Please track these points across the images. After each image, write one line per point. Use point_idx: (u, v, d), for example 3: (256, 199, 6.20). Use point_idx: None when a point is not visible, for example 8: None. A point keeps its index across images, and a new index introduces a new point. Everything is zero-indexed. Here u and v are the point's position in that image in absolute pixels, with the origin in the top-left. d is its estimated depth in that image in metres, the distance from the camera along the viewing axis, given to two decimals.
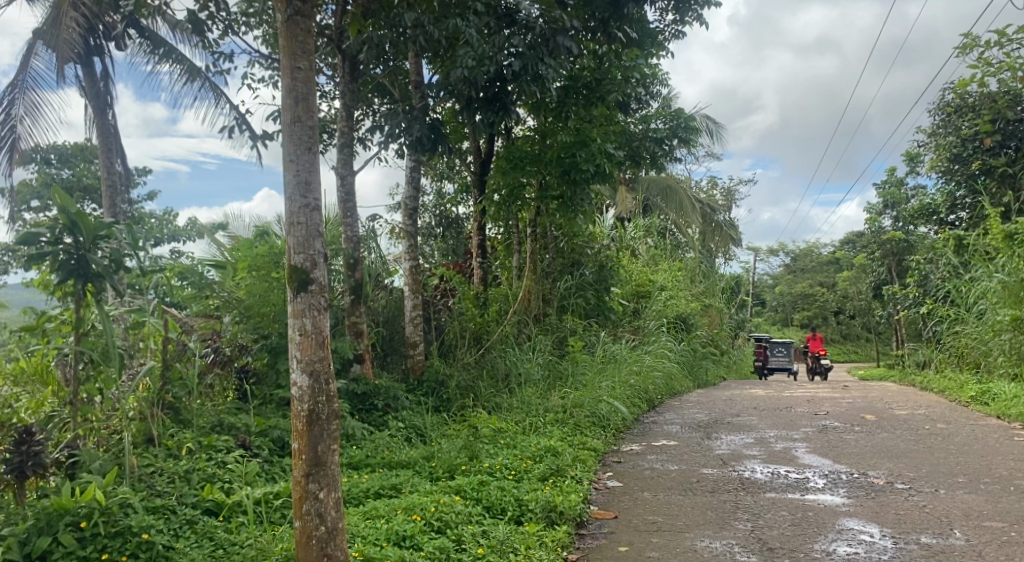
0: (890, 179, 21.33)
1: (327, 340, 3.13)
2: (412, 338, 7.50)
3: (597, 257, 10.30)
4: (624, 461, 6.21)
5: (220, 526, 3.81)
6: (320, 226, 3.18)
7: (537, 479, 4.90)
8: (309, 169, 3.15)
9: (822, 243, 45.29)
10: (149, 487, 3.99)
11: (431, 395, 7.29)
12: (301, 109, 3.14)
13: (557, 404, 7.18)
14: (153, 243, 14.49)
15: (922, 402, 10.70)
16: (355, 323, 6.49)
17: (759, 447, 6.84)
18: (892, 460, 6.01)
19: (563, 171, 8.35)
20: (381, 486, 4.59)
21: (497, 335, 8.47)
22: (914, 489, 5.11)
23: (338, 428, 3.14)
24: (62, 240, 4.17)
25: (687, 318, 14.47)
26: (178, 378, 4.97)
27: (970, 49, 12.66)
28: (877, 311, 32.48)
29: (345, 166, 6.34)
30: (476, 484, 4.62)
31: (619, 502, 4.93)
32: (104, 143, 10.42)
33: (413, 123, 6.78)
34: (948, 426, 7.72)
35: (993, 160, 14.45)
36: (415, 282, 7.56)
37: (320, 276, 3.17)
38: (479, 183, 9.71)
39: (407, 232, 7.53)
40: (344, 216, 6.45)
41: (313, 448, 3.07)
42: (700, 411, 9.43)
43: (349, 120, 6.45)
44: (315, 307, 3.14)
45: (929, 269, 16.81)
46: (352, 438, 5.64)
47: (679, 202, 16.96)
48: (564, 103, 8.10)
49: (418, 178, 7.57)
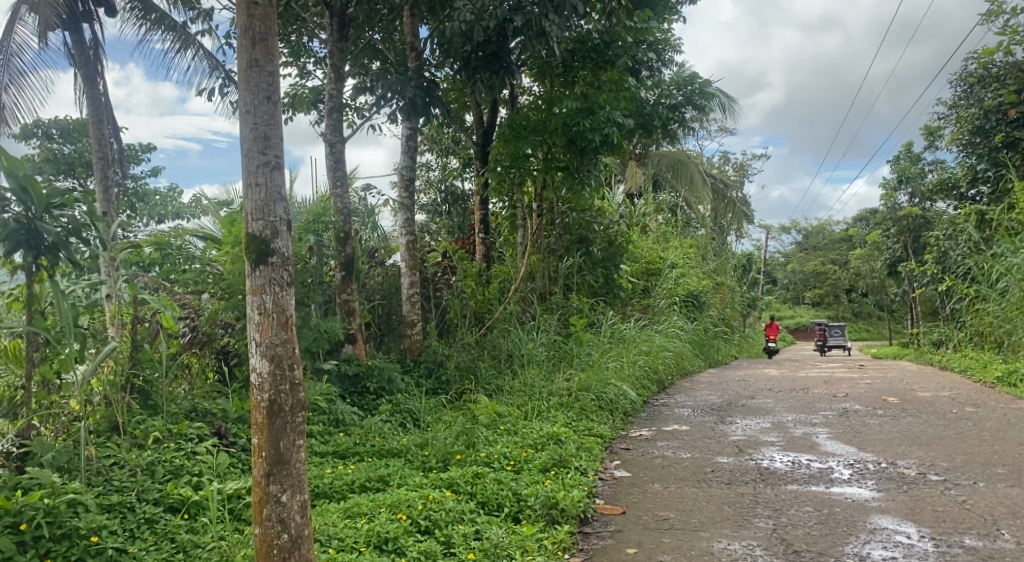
0: (906, 153, 20.71)
1: (291, 321, 2.72)
2: (409, 317, 7.11)
3: (605, 233, 9.86)
4: (633, 448, 5.80)
5: (183, 526, 3.43)
6: (283, 188, 2.76)
7: (538, 470, 4.50)
8: (268, 121, 2.74)
9: (834, 221, 44.68)
10: (106, 483, 3.63)
11: (429, 377, 6.89)
12: (258, 52, 2.71)
13: (561, 386, 6.77)
14: (156, 221, 14.09)
15: (943, 383, 10.26)
16: (347, 300, 6.09)
17: (778, 433, 6.42)
18: (922, 448, 5.58)
19: (569, 140, 7.88)
20: (367, 478, 4.21)
21: (500, 314, 8.05)
22: (951, 481, 4.68)
23: (304, 422, 2.75)
24: (9, 208, 3.76)
25: (699, 297, 14.03)
26: (148, 361, 4.60)
27: (997, 15, 12.05)
28: (892, 290, 31.89)
29: (334, 132, 5.97)
30: (471, 477, 4.23)
31: (628, 495, 4.54)
32: (94, 114, 9.87)
33: (404, 85, 6.33)
34: (977, 410, 7.27)
35: (1017, 132, 13.86)
36: (413, 258, 7.13)
37: (282, 247, 2.74)
38: (481, 153, 9.26)
39: (403, 204, 7.10)
40: (333, 184, 6.06)
41: (274, 445, 2.68)
42: (713, 394, 9.02)
43: (340, 80, 6.01)
44: (276, 283, 2.73)
45: (948, 245, 16.27)
46: (340, 423, 5.26)
47: (689, 176, 16.69)
48: (570, 67, 7.85)
49: (413, 147, 7.14)
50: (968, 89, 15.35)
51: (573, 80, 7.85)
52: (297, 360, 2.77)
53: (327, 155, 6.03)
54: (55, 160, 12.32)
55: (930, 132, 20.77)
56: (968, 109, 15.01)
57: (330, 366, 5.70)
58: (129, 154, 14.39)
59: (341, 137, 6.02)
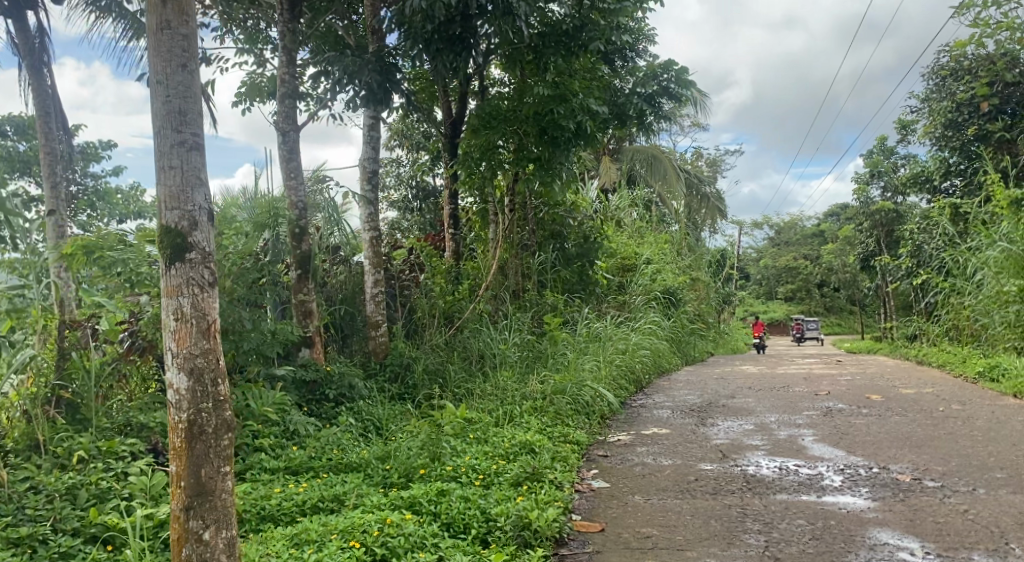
0: (879, 148, 20.64)
1: (211, 328, 2.55)
2: (374, 317, 6.70)
3: (580, 228, 9.53)
4: (611, 455, 5.45)
5: (104, 559, 3.01)
6: (199, 170, 2.61)
7: (509, 484, 4.15)
8: (190, 98, 2.63)
9: (805, 216, 44.99)
10: (16, 512, 3.20)
11: (394, 381, 6.49)
12: (171, 14, 2.60)
13: (535, 389, 6.42)
14: (117, 221, 13.56)
15: (923, 379, 10.05)
16: (303, 301, 5.66)
17: (761, 436, 6.11)
18: (914, 451, 5.30)
19: (540, 130, 7.58)
20: (320, 498, 3.82)
21: (471, 314, 7.67)
22: (949, 488, 4.40)
23: (228, 443, 2.58)
24: None
25: (676, 293, 13.77)
26: (77, 371, 4.17)
27: (969, 6, 11.91)
28: (864, 284, 31.97)
29: (286, 120, 5.58)
30: (436, 495, 3.85)
31: (608, 509, 4.20)
32: (41, 108, 9.30)
33: (362, 67, 5.94)
34: (964, 408, 7.03)
35: (989, 125, 13.75)
36: (376, 256, 6.73)
37: (201, 241, 2.61)
38: (450, 146, 8.87)
39: (366, 198, 6.70)
40: (286, 176, 5.63)
41: (194, 473, 2.53)
42: (692, 393, 8.71)
43: (292, 64, 5.61)
44: (194, 284, 2.57)
45: (922, 238, 16.17)
46: (295, 434, 4.82)
47: (664, 171, 16.28)
48: (541, 53, 7.35)
49: (376, 138, 6.75)
50: (940, 82, 15.26)
51: (545, 67, 7.42)
52: (221, 369, 2.61)
53: (280, 146, 5.62)
54: (9, 158, 11.80)
55: (903, 126, 20.73)
56: (940, 102, 14.92)
57: (284, 372, 5.26)
58: (88, 152, 13.81)
59: (294, 125, 5.61)
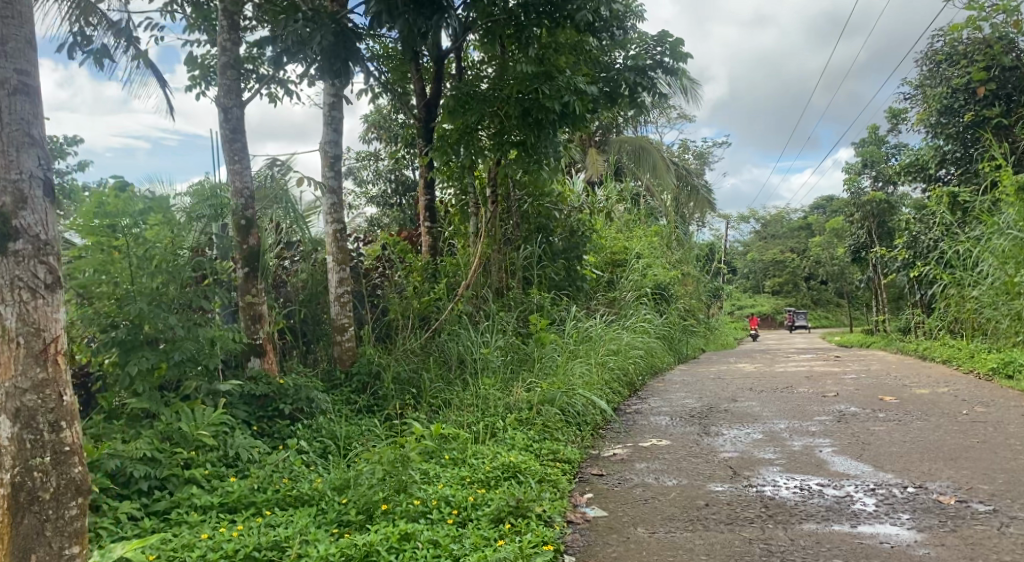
0: (871, 137, 20.03)
1: (45, 350, 2.68)
2: (339, 320, 5.98)
3: (567, 221, 8.86)
4: (608, 475, 4.78)
5: None
6: (21, 128, 2.71)
7: (488, 521, 3.51)
8: (23, 41, 2.76)
9: (791, 210, 44.80)
10: None
11: (362, 392, 5.79)
12: None
13: (520, 398, 5.74)
14: None
15: (932, 376, 9.45)
16: (251, 304, 4.94)
17: (774, 447, 5.46)
18: (951, 464, 4.67)
19: (523, 110, 6.90)
20: (257, 546, 3.16)
21: (449, 316, 6.96)
22: (1004, 515, 3.75)
23: (62, 498, 2.69)
24: None
25: (666, 289, 13.15)
26: None
27: None
28: (853, 276, 31.46)
29: (229, 94, 4.87)
30: (398, 541, 3.22)
31: (607, 548, 3.53)
32: None
33: (318, 33, 5.29)
34: (989, 411, 6.42)
35: (986, 110, 13.12)
36: (341, 252, 6.02)
37: (24, 221, 2.69)
38: (425, 131, 8.08)
39: (328, 186, 5.99)
40: (230, 159, 4.91)
41: (22, 536, 2.63)
42: (690, 396, 8.06)
43: (235, 30, 4.92)
44: (20, 292, 2.68)
45: (918, 229, 15.59)
46: (237, 461, 4.12)
47: (653, 162, 15.65)
48: (524, 25, 6.65)
49: (339, 118, 6.04)
50: (934, 67, 14.73)
51: (529, 41, 6.77)
52: (54, 400, 2.71)
53: (222, 125, 4.90)
54: None
55: (894, 114, 20.20)
56: (934, 88, 14.36)
57: (229, 387, 4.52)
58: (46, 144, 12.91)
59: (238, 100, 4.91)
